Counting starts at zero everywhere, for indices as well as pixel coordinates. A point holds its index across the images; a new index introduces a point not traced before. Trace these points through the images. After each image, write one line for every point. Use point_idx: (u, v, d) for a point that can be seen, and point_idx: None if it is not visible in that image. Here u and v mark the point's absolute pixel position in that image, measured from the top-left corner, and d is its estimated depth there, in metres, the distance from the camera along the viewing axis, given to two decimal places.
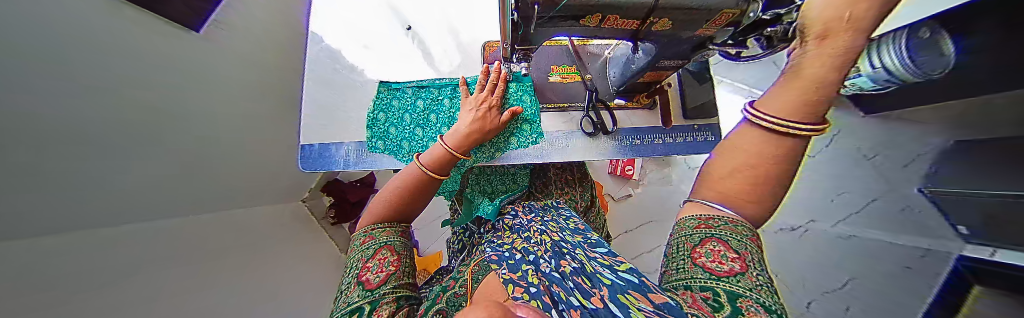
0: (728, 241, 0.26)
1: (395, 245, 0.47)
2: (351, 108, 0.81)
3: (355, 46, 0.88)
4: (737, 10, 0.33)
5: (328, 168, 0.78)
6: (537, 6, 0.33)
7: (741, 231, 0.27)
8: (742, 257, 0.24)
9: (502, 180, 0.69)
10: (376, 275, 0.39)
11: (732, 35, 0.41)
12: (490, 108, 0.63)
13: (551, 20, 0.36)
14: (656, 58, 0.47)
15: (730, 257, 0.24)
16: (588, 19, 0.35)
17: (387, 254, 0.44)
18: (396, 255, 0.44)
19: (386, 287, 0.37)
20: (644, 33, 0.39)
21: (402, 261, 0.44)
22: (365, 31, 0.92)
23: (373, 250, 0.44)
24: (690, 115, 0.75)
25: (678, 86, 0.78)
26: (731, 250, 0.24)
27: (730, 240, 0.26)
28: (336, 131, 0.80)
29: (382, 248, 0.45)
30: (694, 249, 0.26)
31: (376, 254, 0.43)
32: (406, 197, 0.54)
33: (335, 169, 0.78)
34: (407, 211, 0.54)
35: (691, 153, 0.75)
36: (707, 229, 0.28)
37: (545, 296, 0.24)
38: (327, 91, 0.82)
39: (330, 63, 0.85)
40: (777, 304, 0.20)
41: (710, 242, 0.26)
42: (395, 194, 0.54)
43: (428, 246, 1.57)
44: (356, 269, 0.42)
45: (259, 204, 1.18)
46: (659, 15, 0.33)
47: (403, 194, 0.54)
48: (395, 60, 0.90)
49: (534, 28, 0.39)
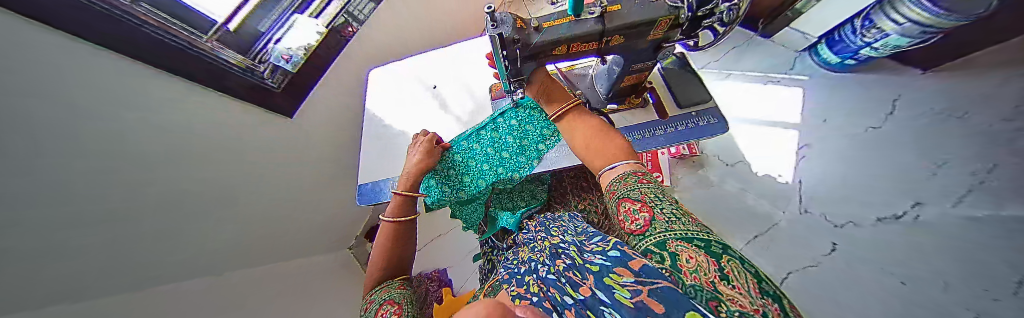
0: (633, 198, 0.39)
1: (397, 298, 0.54)
2: (392, 157, 1.01)
3: (394, 113, 1.11)
4: (670, 17, 0.41)
5: (377, 201, 0.93)
6: (519, 50, 0.47)
7: (633, 181, 0.43)
8: (643, 203, 0.37)
9: (520, 195, 0.74)
10: None
11: (684, 34, 0.47)
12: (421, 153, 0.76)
13: (532, 56, 0.48)
14: (626, 65, 0.54)
15: (639, 209, 0.37)
16: (558, 50, 0.48)
17: (389, 307, 0.51)
18: (398, 306, 0.51)
19: None
20: (606, 50, 0.48)
21: (402, 309, 0.51)
22: (400, 100, 1.15)
23: (376, 310, 0.52)
24: (682, 103, 0.76)
25: (663, 82, 0.81)
26: (636, 204, 0.37)
27: (633, 197, 0.39)
28: (381, 172, 0.99)
29: (385, 303, 0.53)
30: (622, 212, 0.39)
31: (381, 308, 0.51)
32: (388, 250, 0.66)
33: (384, 200, 0.92)
34: (396, 266, 0.64)
35: (694, 139, 0.72)
36: (624, 196, 0.41)
37: (545, 302, 0.28)
38: (376, 144, 1.05)
39: (379, 125, 1.10)
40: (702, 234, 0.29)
41: (625, 206, 0.39)
42: (380, 253, 0.65)
43: (463, 284, 1.54)
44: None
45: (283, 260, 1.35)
46: (609, 34, 0.43)
47: (386, 252, 0.65)
48: (421, 120, 1.08)
49: (520, 64, 0.50)
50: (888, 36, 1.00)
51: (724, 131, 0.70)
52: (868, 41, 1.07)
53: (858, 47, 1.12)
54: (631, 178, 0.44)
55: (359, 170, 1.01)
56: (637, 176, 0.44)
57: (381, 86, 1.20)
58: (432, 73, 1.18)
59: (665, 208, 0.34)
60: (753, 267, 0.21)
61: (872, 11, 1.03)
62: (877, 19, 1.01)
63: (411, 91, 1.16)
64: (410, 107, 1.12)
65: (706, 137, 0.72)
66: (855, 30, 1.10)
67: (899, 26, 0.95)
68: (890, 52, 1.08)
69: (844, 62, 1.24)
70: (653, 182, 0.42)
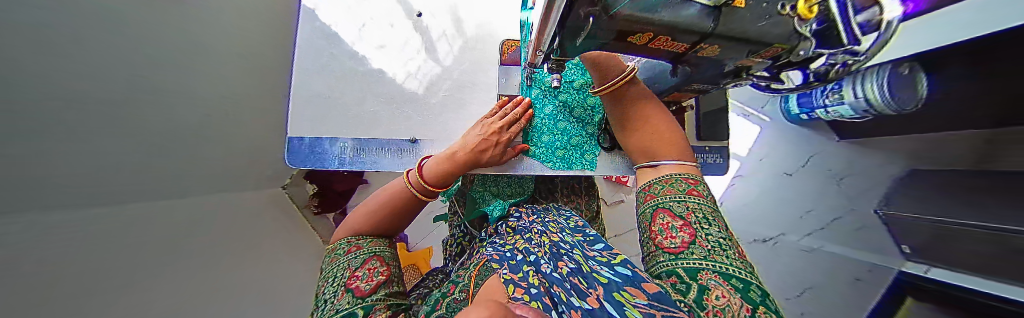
0: (674, 211, 0.37)
1: (384, 255, 0.47)
2: (346, 98, 0.77)
3: (355, 30, 0.81)
4: (787, 46, 0.28)
5: (321, 165, 0.74)
6: (592, 19, 0.27)
7: (680, 190, 0.40)
8: (686, 222, 0.34)
9: (507, 182, 0.68)
10: (366, 284, 0.38)
11: (772, 66, 0.36)
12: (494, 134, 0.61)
13: (601, 34, 0.31)
14: (687, 77, 0.43)
15: (679, 227, 0.34)
16: (636, 38, 0.31)
17: (376, 264, 0.43)
18: (385, 266, 0.44)
19: (375, 295, 0.37)
20: (687, 57, 0.35)
21: (391, 271, 0.44)
22: (369, 13, 0.84)
23: (361, 261, 0.44)
24: (703, 137, 0.78)
25: (695, 109, 0.78)
26: (677, 220, 0.35)
27: (674, 209, 0.37)
28: (331, 124, 0.76)
29: (371, 257, 0.45)
30: (655, 225, 0.37)
31: (365, 264, 0.43)
32: (382, 211, 0.54)
33: (331, 167, 0.74)
34: (394, 220, 0.55)
35: None
36: (661, 206, 0.39)
37: (546, 298, 0.27)
38: (322, 78, 0.78)
39: (328, 46, 0.79)
40: (728, 263, 0.28)
41: (663, 218, 0.37)
42: (369, 208, 0.54)
43: (420, 240, 1.52)
44: (342, 279, 0.40)
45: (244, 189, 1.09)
46: (710, 43, 0.30)
47: (375, 209, 0.54)
48: (396, 51, 0.83)
49: (579, 40, 0.35)
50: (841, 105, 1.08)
51: (722, 174, 0.77)
52: (827, 103, 1.15)
53: (817, 105, 1.20)
54: (679, 185, 0.42)
55: (290, 116, 0.74)
56: (686, 184, 0.42)
57: None
58: None
59: (714, 237, 0.32)
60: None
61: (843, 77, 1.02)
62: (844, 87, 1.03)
63: (385, 6, 0.86)
64: (383, 27, 0.84)
65: (706, 174, 0.79)
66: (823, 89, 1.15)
67: (857, 98, 1.00)
68: (834, 118, 1.19)
69: (799, 115, 1.33)
70: (704, 197, 0.39)
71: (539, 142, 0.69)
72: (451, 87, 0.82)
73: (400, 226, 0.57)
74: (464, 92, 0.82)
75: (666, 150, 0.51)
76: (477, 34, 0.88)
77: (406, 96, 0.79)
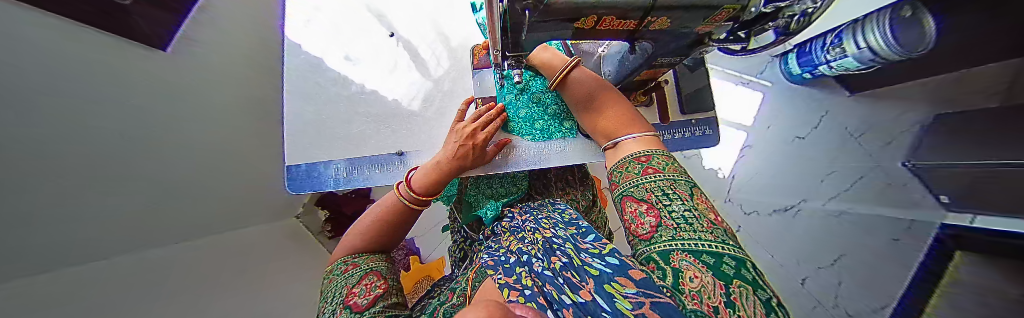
0: (638, 197, 0.38)
1: (381, 270, 0.49)
2: (335, 122, 0.80)
3: (336, 57, 0.85)
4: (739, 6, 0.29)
5: (319, 188, 0.77)
6: (528, 13, 0.30)
7: (636, 174, 0.41)
8: (650, 205, 0.34)
9: (501, 183, 0.67)
10: (363, 299, 0.40)
11: (732, 29, 0.37)
12: (470, 140, 0.62)
13: (545, 24, 0.32)
14: (652, 56, 0.44)
15: (645, 211, 0.34)
16: (583, 22, 0.32)
17: (373, 279, 0.45)
18: (382, 279, 0.46)
19: (373, 308, 0.38)
20: (642, 33, 0.35)
21: (388, 283, 0.45)
22: (349, 39, 0.88)
23: (358, 278, 0.46)
24: (687, 111, 0.76)
25: (674, 84, 0.78)
26: (642, 205, 0.35)
27: (637, 195, 0.38)
28: (323, 149, 0.79)
29: (368, 274, 0.46)
30: (627, 214, 0.37)
31: (362, 280, 0.45)
32: (380, 227, 0.56)
33: (326, 189, 0.76)
34: (386, 235, 0.57)
35: (688, 148, 0.76)
36: (626, 195, 0.40)
37: (539, 297, 0.25)
38: (310, 106, 0.82)
39: (312, 76, 0.83)
40: (693, 236, 0.28)
41: (631, 206, 0.37)
42: (368, 226, 0.56)
43: (431, 252, 1.54)
44: (341, 297, 0.42)
45: (244, 225, 1.15)
46: (658, 15, 0.29)
47: (377, 224, 0.57)
48: (377, 71, 0.85)
49: (526, 34, 0.36)
50: (844, 58, 1.05)
51: (714, 144, 0.75)
52: (829, 58, 1.12)
53: (819, 63, 1.17)
54: (634, 168, 0.43)
55: (286, 148, 0.78)
56: (639, 164, 0.43)
57: (320, 14, 0.89)
58: (392, 16, 0.91)
59: (678, 212, 0.31)
60: (765, 294, 0.20)
61: (845, 29, 1.03)
62: (846, 39, 1.02)
63: (364, 30, 0.89)
64: (363, 51, 0.87)
65: (698, 146, 0.77)
66: (824, 45, 1.13)
67: (859, 49, 0.98)
68: (839, 73, 1.15)
69: (803, 75, 1.32)
70: (661, 172, 0.39)
71: (518, 117, 0.70)
72: (432, 98, 0.84)
73: (397, 240, 0.59)
74: (446, 100, 0.84)
75: (626, 130, 0.53)
76: (451, 45, 0.91)
77: (390, 113, 0.82)
